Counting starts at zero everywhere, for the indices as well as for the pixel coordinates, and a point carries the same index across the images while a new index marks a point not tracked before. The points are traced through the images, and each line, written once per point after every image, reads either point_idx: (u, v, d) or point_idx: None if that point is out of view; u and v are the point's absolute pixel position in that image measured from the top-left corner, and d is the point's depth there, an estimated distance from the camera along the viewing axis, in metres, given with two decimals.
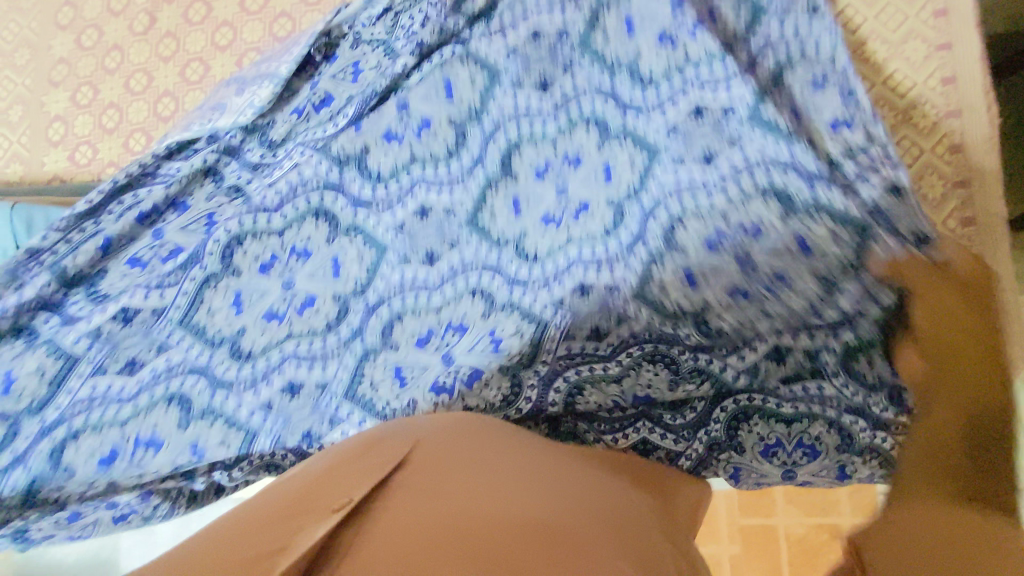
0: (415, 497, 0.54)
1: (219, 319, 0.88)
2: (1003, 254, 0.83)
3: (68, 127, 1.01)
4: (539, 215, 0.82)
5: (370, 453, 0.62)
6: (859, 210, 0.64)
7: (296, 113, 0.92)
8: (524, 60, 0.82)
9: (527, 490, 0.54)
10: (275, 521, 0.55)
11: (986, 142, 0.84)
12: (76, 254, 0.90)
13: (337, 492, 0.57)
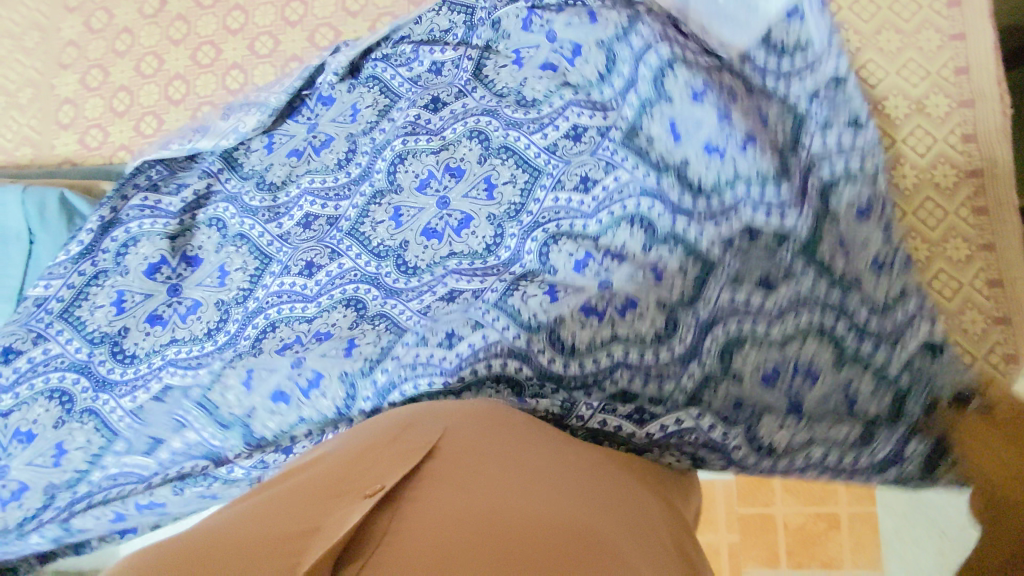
0: (469, 480, 0.48)
1: (231, 399, 0.75)
2: (1016, 251, 0.77)
3: (79, 110, 0.99)
4: (579, 306, 0.68)
5: (399, 438, 0.55)
6: (904, 371, 0.62)
7: (296, 156, 0.91)
8: (566, 165, 0.78)
9: (572, 499, 0.49)
10: (321, 490, 0.46)
11: (998, 131, 0.78)
12: (96, 313, 0.86)
13: (376, 477, 0.48)
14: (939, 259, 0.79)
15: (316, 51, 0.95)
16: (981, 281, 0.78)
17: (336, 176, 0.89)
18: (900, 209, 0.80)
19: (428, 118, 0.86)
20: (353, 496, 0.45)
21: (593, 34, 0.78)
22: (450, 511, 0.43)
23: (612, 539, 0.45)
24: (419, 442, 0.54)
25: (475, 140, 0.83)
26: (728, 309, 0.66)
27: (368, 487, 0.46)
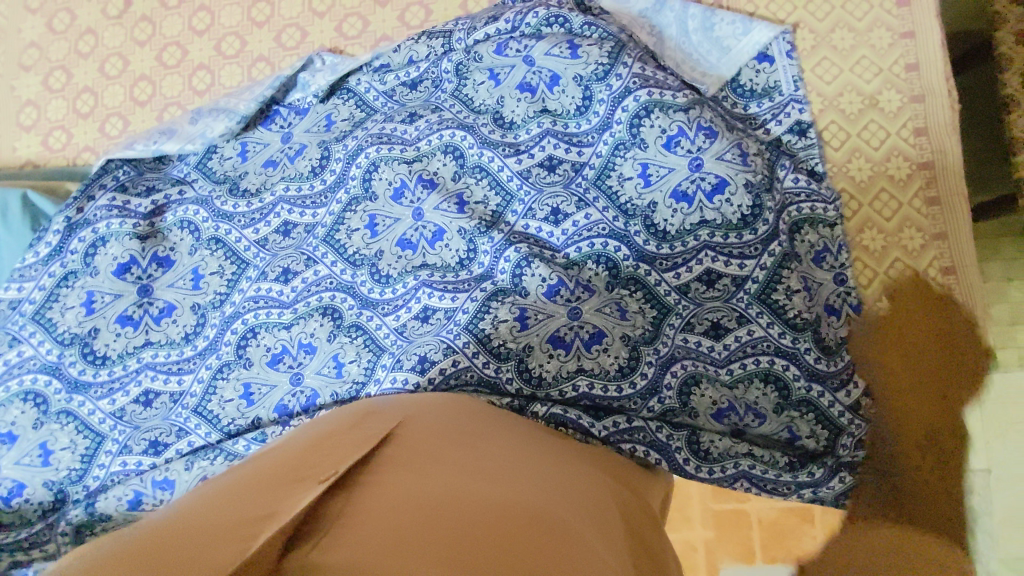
0: (426, 468, 0.48)
1: (231, 410, 0.79)
2: (966, 239, 0.80)
3: (42, 112, 0.98)
4: (547, 336, 0.73)
5: (358, 427, 0.55)
6: (836, 400, 0.74)
7: (270, 166, 0.90)
8: (538, 192, 0.80)
9: (527, 485, 0.50)
10: (277, 476, 0.46)
11: (948, 125, 0.82)
12: (66, 314, 0.84)
13: (332, 464, 0.47)
14: (895, 249, 0.81)
15: (283, 51, 0.95)
16: (935, 268, 0.81)
17: (304, 184, 0.88)
18: (856, 201, 0.83)
19: (402, 130, 0.86)
20: (309, 481, 0.44)
21: (570, 72, 0.81)
22: (406, 499, 0.43)
23: (568, 522, 0.46)
24: (378, 431, 0.54)
25: (450, 155, 0.84)
26: (684, 349, 0.74)
27: (324, 473, 0.45)
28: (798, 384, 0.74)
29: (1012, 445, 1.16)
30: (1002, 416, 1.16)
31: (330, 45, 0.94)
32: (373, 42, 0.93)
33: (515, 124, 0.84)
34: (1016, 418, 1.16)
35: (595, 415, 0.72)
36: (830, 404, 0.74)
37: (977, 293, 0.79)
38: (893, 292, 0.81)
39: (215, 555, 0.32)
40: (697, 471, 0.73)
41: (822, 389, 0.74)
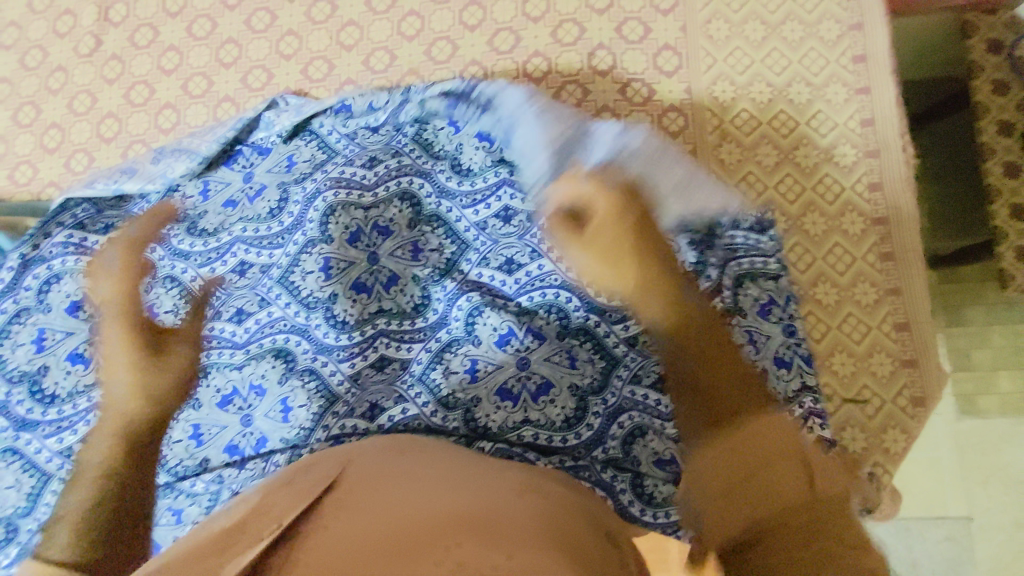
0: (362, 505, 0.47)
1: (180, 451, 0.78)
2: (920, 294, 0.80)
3: (9, 147, 0.98)
4: (495, 388, 0.73)
5: (295, 479, 0.54)
6: None
7: (230, 206, 0.90)
8: (492, 241, 0.81)
9: (467, 493, 0.48)
10: (214, 540, 0.44)
11: (902, 180, 0.82)
12: (16, 351, 0.84)
13: (274, 513, 0.46)
14: (848, 303, 0.81)
15: (248, 92, 0.96)
16: (889, 324, 0.80)
17: (260, 226, 0.87)
18: (810, 254, 0.83)
19: (362, 174, 0.85)
20: (243, 540, 0.43)
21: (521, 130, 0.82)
22: (338, 541, 0.42)
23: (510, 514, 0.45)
24: (316, 479, 0.52)
25: (406, 203, 0.84)
26: (631, 401, 0.74)
27: (261, 529, 0.44)
28: None
29: (993, 494, 1.15)
30: (982, 463, 1.17)
31: (294, 87, 0.95)
32: (338, 85, 0.94)
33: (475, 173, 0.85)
34: (995, 466, 1.16)
35: (540, 454, 0.71)
36: None
37: (931, 350, 0.79)
38: (846, 347, 0.80)
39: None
40: (642, 515, 0.70)
41: None
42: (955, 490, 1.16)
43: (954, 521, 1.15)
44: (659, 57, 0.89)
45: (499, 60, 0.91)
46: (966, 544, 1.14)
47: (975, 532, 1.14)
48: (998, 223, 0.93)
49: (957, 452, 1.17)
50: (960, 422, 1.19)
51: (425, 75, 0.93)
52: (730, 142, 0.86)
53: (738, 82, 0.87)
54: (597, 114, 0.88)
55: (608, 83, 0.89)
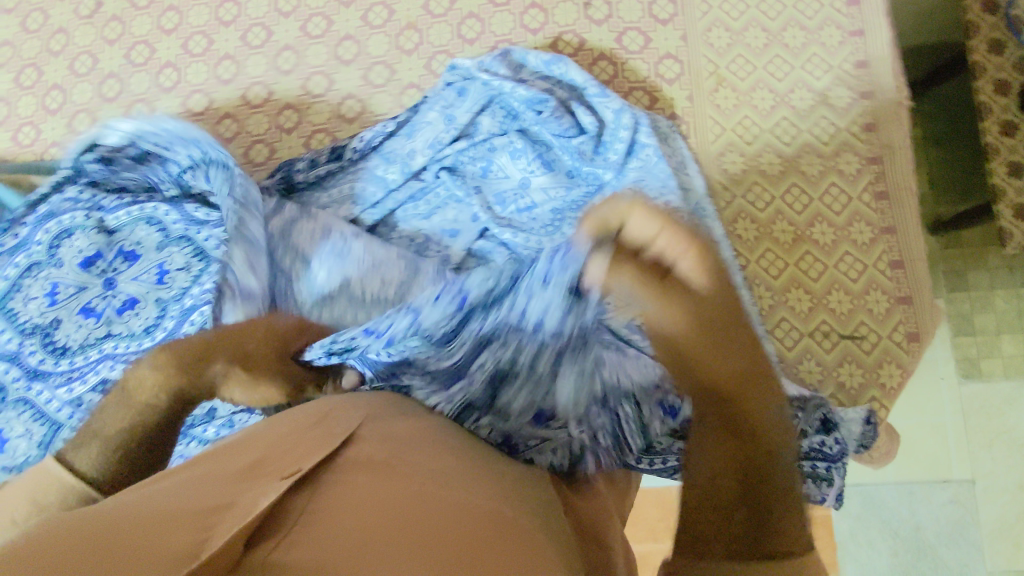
0: (379, 471, 0.47)
1: None
2: (915, 233, 0.81)
3: (12, 109, 0.98)
4: None
5: (318, 426, 0.52)
6: None
7: None
8: (482, 197, 0.85)
9: (472, 481, 0.49)
10: (237, 472, 0.44)
11: (896, 119, 0.83)
12: (28, 305, 0.84)
13: (291, 460, 0.46)
14: (844, 243, 0.82)
15: (249, 50, 0.96)
16: (884, 262, 0.81)
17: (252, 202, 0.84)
18: (807, 195, 0.83)
19: (361, 137, 0.89)
20: (267, 479, 0.43)
21: (518, 92, 0.84)
22: (357, 501, 0.42)
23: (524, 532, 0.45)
24: (338, 431, 0.52)
25: (399, 164, 0.87)
26: None
27: (285, 471, 0.44)
28: None
29: (997, 456, 1.15)
30: (986, 426, 1.16)
31: (293, 43, 0.95)
32: (336, 40, 0.94)
33: (475, 129, 0.87)
34: (999, 428, 1.16)
35: None
36: None
37: (925, 287, 0.80)
38: (843, 285, 0.81)
39: (162, 558, 0.31)
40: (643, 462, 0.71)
41: None
42: (960, 455, 1.15)
43: (959, 484, 1.15)
44: (655, 5, 0.89)
45: (496, 12, 0.92)
46: (971, 505, 1.14)
47: (979, 494, 1.14)
48: (995, 180, 0.90)
49: (961, 414, 1.17)
50: (962, 385, 1.18)
51: (423, 28, 0.93)
52: (726, 87, 0.87)
53: (733, 28, 0.88)
54: (594, 63, 0.89)
55: (604, 31, 0.89)
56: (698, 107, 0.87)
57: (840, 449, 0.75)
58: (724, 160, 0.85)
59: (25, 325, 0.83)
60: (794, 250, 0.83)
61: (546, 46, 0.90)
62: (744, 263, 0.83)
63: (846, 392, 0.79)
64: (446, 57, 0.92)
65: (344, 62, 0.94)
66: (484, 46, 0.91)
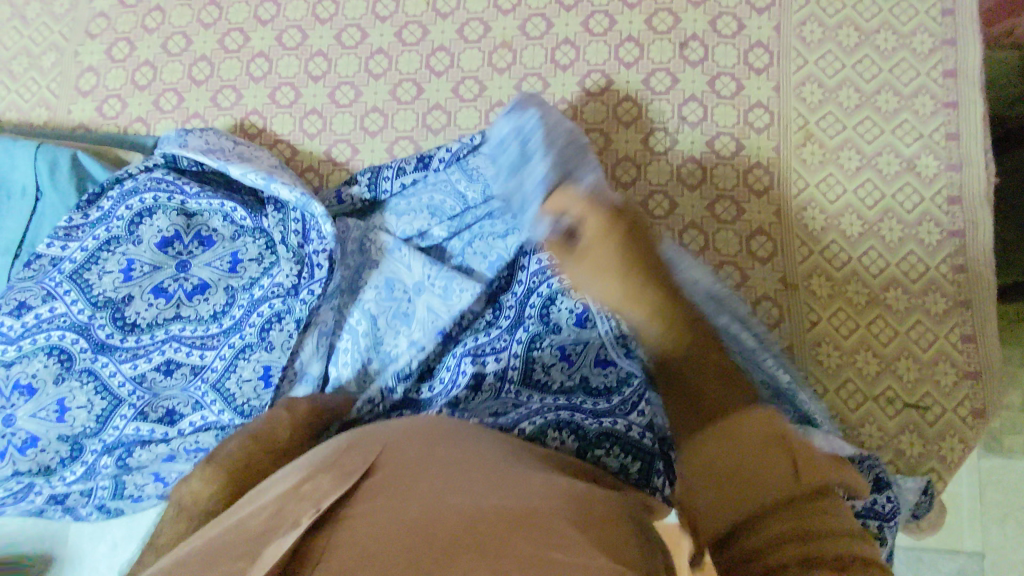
0: (397, 490, 0.44)
1: (247, 390, 0.81)
2: (989, 309, 0.81)
3: (101, 79, 1.00)
4: (558, 350, 0.78)
5: (341, 461, 0.50)
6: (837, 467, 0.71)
7: (336, 195, 0.91)
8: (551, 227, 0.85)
9: (487, 471, 0.48)
10: (258, 526, 0.43)
11: (983, 195, 0.83)
12: (102, 278, 0.84)
13: (315, 499, 0.44)
14: (917, 311, 0.82)
15: (341, 49, 0.97)
16: (956, 335, 0.81)
17: (324, 224, 0.83)
18: (884, 259, 0.84)
19: (447, 148, 0.90)
20: (282, 525, 0.42)
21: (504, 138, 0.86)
22: (374, 531, 0.39)
23: (559, 532, 0.40)
24: (358, 461, 0.49)
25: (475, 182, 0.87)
26: None
27: (303, 513, 0.42)
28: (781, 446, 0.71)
29: (1011, 534, 1.08)
30: (1002, 503, 1.09)
31: (387, 48, 0.96)
32: (429, 51, 0.95)
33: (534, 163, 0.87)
34: (1017, 509, 1.09)
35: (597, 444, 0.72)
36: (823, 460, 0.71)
37: (995, 366, 0.80)
38: (912, 353, 0.81)
39: None
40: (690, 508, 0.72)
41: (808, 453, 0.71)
42: (972, 524, 1.09)
43: (967, 557, 1.09)
44: (751, 54, 0.90)
45: (592, 41, 0.92)
46: None
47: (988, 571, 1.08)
48: None
49: (977, 489, 1.10)
50: (981, 459, 1.11)
51: (517, 49, 0.93)
52: (814, 143, 0.87)
53: (827, 85, 0.88)
54: (685, 103, 0.89)
55: (698, 73, 0.90)
56: (784, 159, 0.87)
57: (893, 509, 0.74)
58: (806, 215, 0.86)
59: (97, 301, 0.83)
60: (866, 313, 0.83)
61: (639, 81, 0.90)
62: (815, 319, 0.83)
63: (904, 460, 0.79)
64: (538, 80, 0.92)
65: (435, 73, 0.95)
66: (577, 73, 0.91)
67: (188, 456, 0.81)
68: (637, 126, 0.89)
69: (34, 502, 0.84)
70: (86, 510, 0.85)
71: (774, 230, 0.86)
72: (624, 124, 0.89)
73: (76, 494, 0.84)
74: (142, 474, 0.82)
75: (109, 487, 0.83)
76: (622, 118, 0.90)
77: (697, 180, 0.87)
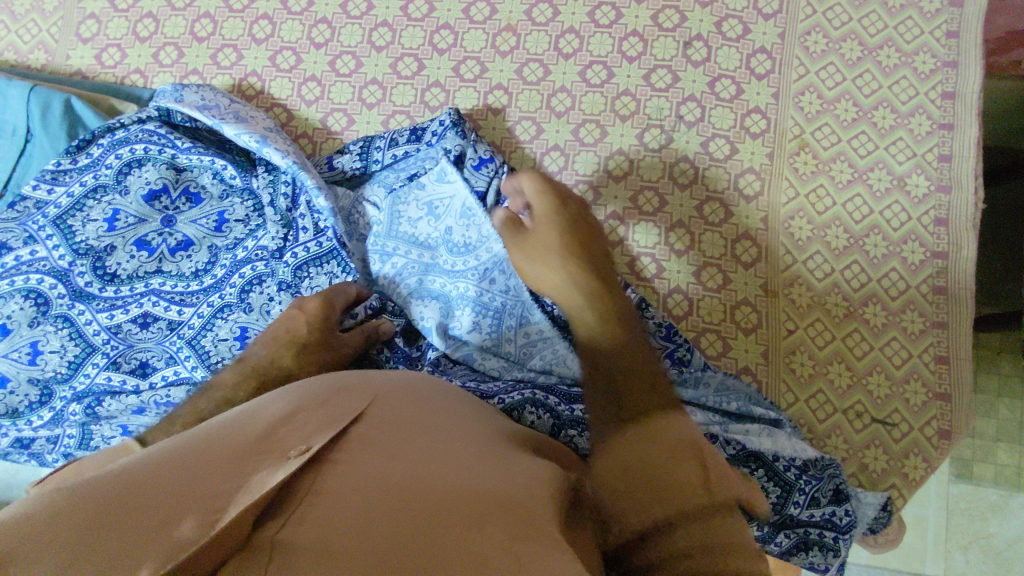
0: (384, 451, 0.44)
1: (222, 348, 0.80)
2: (965, 332, 0.82)
3: (102, 28, 1.00)
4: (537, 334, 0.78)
5: (328, 402, 0.50)
6: (790, 471, 0.72)
7: (328, 162, 0.91)
8: None
9: (471, 448, 0.48)
10: (242, 443, 0.43)
11: (969, 219, 0.84)
12: (86, 226, 0.84)
13: (303, 439, 0.44)
14: (894, 328, 0.83)
15: (346, 18, 0.96)
16: (929, 355, 0.82)
17: (317, 196, 0.83)
18: (866, 274, 0.84)
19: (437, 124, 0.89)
20: (268, 458, 0.41)
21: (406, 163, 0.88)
22: (359, 485, 0.40)
23: (534, 520, 0.41)
24: (348, 408, 0.49)
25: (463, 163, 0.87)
26: None
27: (290, 450, 0.42)
28: (740, 444, 0.73)
29: (970, 559, 1.09)
30: (965, 529, 1.11)
31: (391, 22, 0.96)
32: (434, 28, 0.95)
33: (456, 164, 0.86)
34: (977, 534, 1.10)
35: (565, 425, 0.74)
36: (779, 461, 0.73)
37: (966, 389, 0.80)
38: (885, 369, 0.82)
39: (145, 557, 0.30)
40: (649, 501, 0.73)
41: (766, 453, 0.73)
42: (936, 550, 1.10)
43: None
44: (753, 59, 0.90)
45: (596, 32, 0.92)
46: None
47: None
48: None
49: (945, 516, 1.12)
50: (950, 485, 1.12)
51: (522, 33, 0.93)
52: (808, 153, 0.87)
53: (826, 97, 0.88)
54: (683, 102, 0.89)
55: (699, 73, 0.89)
56: (776, 166, 0.87)
57: (850, 522, 0.74)
58: (793, 223, 0.86)
59: (79, 249, 0.83)
60: (844, 325, 0.84)
61: (639, 76, 0.90)
62: (792, 328, 0.84)
63: (868, 474, 0.80)
64: (539, 66, 0.92)
65: (438, 50, 0.94)
66: (579, 63, 0.91)
67: (158, 408, 0.79)
68: (634, 120, 0.89)
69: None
70: (52, 457, 0.81)
71: (760, 235, 0.86)
72: (621, 118, 0.89)
73: (43, 440, 0.81)
74: (111, 425, 0.78)
75: (72, 439, 0.79)
76: (619, 112, 0.90)
77: (688, 179, 0.87)
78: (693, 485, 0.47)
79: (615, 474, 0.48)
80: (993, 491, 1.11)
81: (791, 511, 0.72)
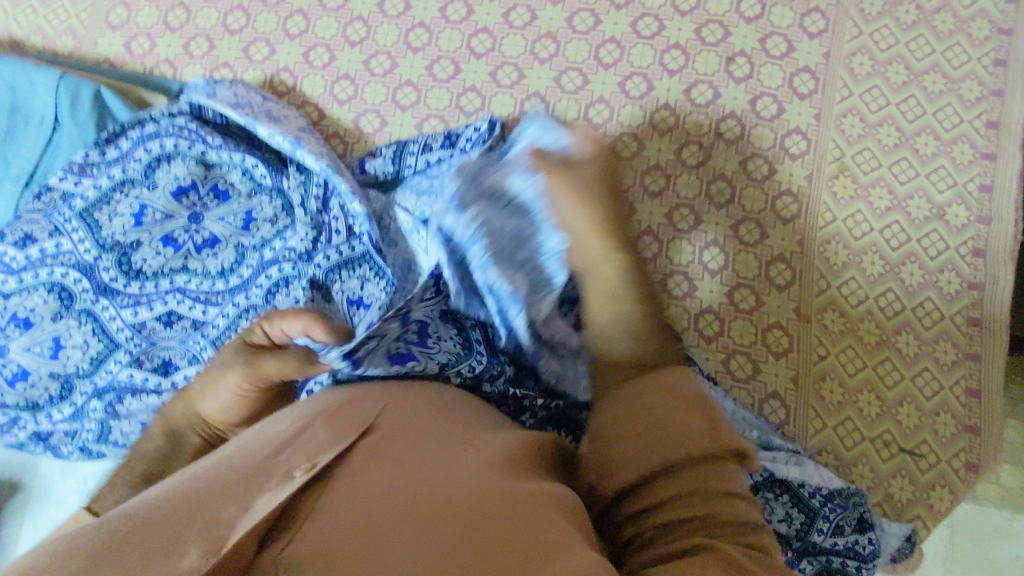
0: (391, 458, 0.44)
1: None
2: (996, 366, 0.81)
3: (132, 16, 0.98)
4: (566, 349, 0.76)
5: (336, 416, 0.49)
6: (817, 498, 0.72)
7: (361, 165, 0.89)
8: None
9: (481, 451, 0.47)
10: (252, 464, 0.42)
11: (1007, 251, 0.83)
12: (112, 220, 0.83)
13: (310, 454, 0.43)
14: (926, 358, 0.82)
15: (383, 17, 0.95)
16: (961, 387, 0.81)
17: (351, 201, 0.80)
18: (900, 302, 0.83)
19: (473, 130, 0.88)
20: (273, 475, 0.41)
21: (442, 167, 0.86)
22: (363, 498, 0.39)
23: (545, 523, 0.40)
24: (356, 421, 0.49)
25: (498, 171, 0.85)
26: None
27: (296, 466, 0.42)
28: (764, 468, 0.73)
29: None
30: (971, 554, 1.10)
31: (429, 23, 0.94)
32: (472, 31, 0.93)
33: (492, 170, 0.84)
34: (983, 559, 1.09)
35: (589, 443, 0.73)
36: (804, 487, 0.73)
37: (995, 422, 0.80)
38: (915, 400, 0.81)
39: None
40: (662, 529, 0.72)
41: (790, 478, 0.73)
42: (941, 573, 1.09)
43: None
44: (797, 78, 0.88)
45: (638, 44, 0.90)
46: None
47: None
48: None
49: (947, 538, 1.11)
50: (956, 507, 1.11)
51: (562, 41, 0.91)
52: (847, 177, 0.86)
53: (868, 120, 0.87)
54: (723, 119, 0.88)
55: (741, 90, 0.88)
56: (815, 189, 0.86)
57: (873, 551, 0.73)
58: (828, 248, 0.85)
59: (105, 243, 0.82)
60: (875, 353, 0.83)
61: (680, 90, 0.89)
62: (823, 353, 0.83)
63: (892, 504, 0.80)
64: (578, 75, 0.90)
65: (475, 54, 0.93)
66: (619, 74, 0.90)
67: None
68: (672, 135, 0.88)
69: (17, 435, 0.83)
70: (68, 449, 0.83)
71: (794, 258, 0.85)
72: (660, 133, 0.88)
73: (60, 434, 0.83)
74: (130, 422, 0.80)
75: (92, 435, 0.81)
76: (658, 126, 0.88)
77: (725, 198, 0.86)
78: (701, 434, 0.51)
79: (625, 420, 0.54)
80: (1000, 515, 1.10)
81: (818, 538, 0.71)
